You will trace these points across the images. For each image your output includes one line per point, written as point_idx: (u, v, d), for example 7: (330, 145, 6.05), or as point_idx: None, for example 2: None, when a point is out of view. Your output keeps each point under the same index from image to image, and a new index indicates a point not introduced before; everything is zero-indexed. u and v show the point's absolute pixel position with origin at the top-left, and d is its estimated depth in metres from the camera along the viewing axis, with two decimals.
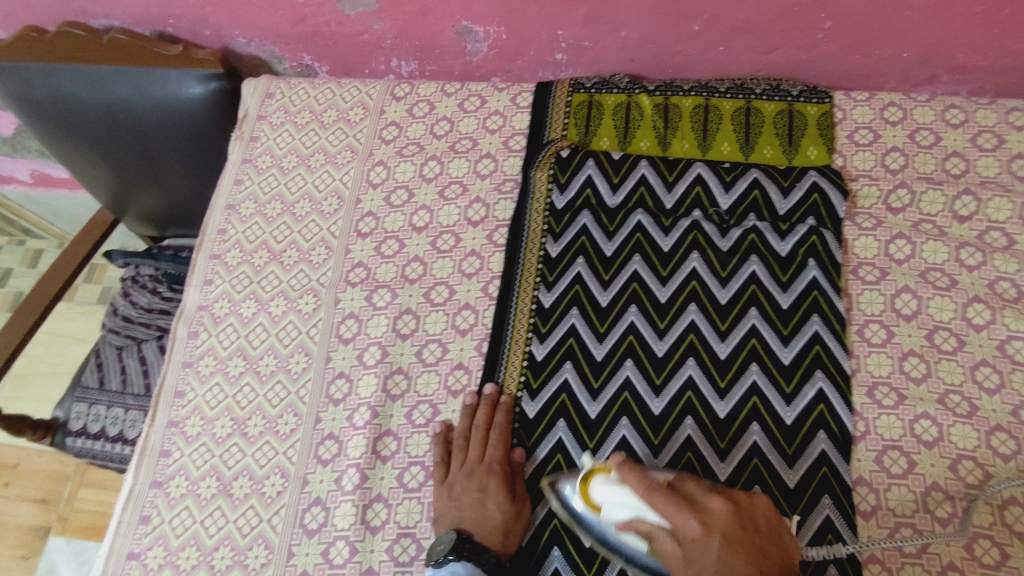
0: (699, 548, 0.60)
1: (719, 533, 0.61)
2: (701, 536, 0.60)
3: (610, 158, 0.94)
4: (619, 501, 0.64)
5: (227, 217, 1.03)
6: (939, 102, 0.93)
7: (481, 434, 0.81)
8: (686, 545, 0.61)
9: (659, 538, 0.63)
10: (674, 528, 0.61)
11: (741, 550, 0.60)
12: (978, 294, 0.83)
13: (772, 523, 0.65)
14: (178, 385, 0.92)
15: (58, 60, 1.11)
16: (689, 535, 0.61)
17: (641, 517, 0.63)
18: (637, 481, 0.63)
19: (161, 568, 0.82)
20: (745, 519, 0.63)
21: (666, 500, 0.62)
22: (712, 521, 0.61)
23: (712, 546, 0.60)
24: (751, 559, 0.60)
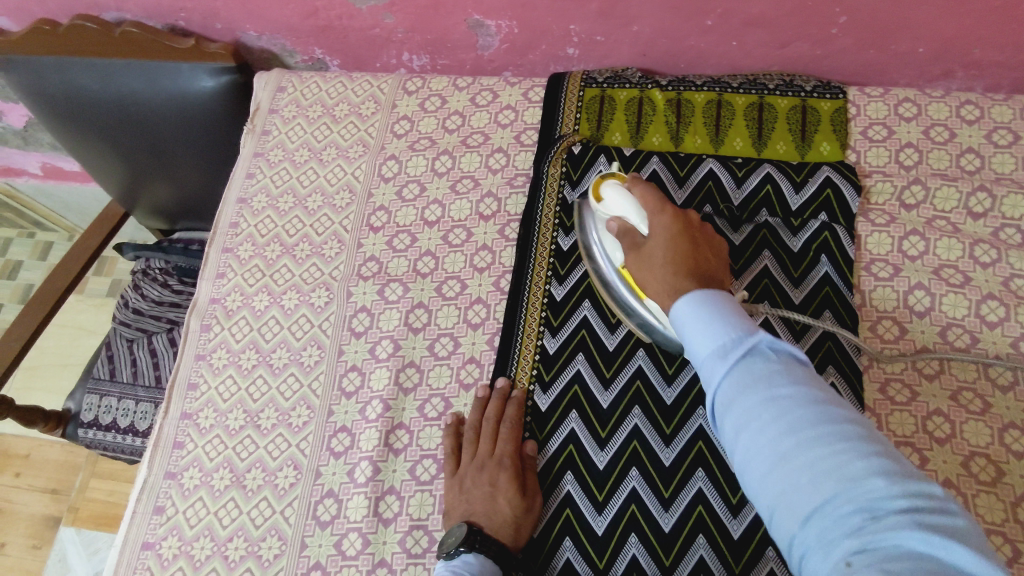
0: (661, 236, 0.69)
1: (684, 231, 0.69)
2: (665, 228, 0.69)
3: (621, 154, 0.95)
4: (617, 200, 0.73)
5: (239, 210, 1.03)
6: (955, 97, 0.93)
7: (493, 425, 0.81)
8: (653, 236, 0.69)
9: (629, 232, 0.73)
10: (649, 223, 0.70)
11: (689, 248, 0.67)
12: (992, 292, 0.83)
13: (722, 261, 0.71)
14: (192, 377, 0.93)
15: (73, 53, 1.12)
16: (658, 226, 0.70)
17: (626, 217, 0.72)
18: (638, 182, 0.74)
19: (175, 558, 0.82)
20: (708, 239, 0.70)
21: (655, 199, 0.71)
22: (684, 220, 0.70)
23: (672, 234, 0.68)
24: (693, 254, 0.67)
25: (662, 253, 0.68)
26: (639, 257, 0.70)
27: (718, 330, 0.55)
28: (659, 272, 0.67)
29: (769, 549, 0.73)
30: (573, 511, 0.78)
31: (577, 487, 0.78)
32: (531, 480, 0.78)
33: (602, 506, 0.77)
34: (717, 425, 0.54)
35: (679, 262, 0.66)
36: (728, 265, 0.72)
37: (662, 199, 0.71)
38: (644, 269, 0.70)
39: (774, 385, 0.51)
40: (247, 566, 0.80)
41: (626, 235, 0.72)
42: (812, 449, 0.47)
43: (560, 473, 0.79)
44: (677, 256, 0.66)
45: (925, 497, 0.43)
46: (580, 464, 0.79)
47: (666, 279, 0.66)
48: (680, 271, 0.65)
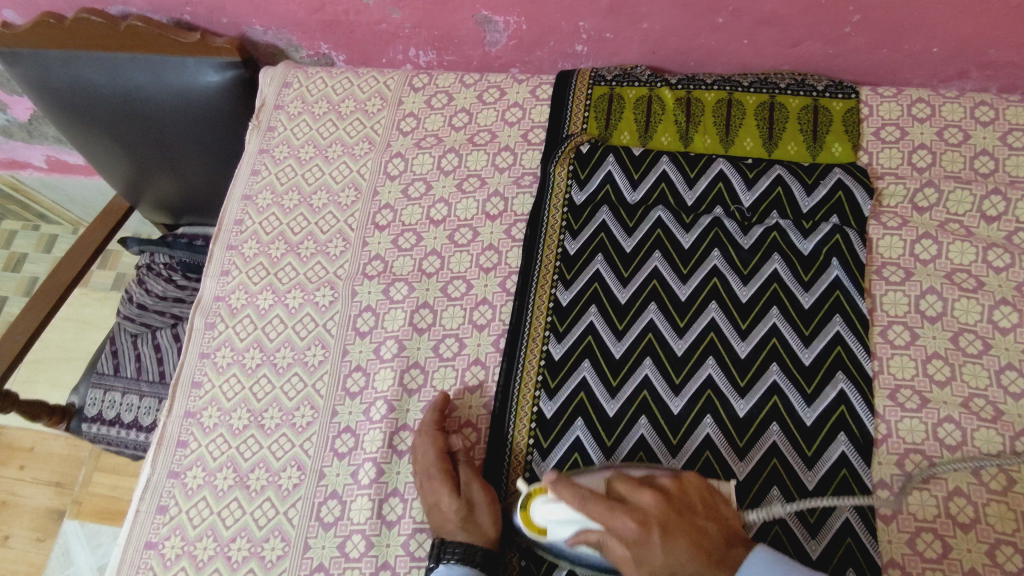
0: (642, 544, 0.61)
1: (660, 526, 0.62)
2: (640, 535, 0.61)
3: (631, 154, 0.93)
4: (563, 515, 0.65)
5: (243, 207, 1.02)
6: (969, 98, 0.91)
7: (413, 447, 0.80)
8: (631, 547, 0.62)
9: (608, 546, 0.64)
10: (616, 534, 0.62)
11: (681, 536, 0.61)
12: (1006, 297, 0.81)
13: (706, 496, 0.66)
14: (196, 376, 0.92)
15: (78, 47, 1.11)
16: (630, 533, 0.62)
17: (587, 530, 0.64)
18: (569, 492, 0.64)
19: (178, 558, 0.82)
20: (677, 502, 0.64)
21: (603, 507, 0.63)
22: (648, 513, 0.63)
23: (653, 539, 0.61)
24: (690, 541, 0.61)
25: (661, 562, 0.61)
26: (638, 567, 0.62)
27: None
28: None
29: None
30: None
31: None
32: (466, 478, 0.77)
33: None
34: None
35: (691, 560, 0.60)
36: (707, 485, 0.68)
37: (608, 502, 0.63)
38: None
39: None
40: (250, 566, 0.80)
41: (601, 544, 0.64)
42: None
43: None
44: (680, 558, 0.60)
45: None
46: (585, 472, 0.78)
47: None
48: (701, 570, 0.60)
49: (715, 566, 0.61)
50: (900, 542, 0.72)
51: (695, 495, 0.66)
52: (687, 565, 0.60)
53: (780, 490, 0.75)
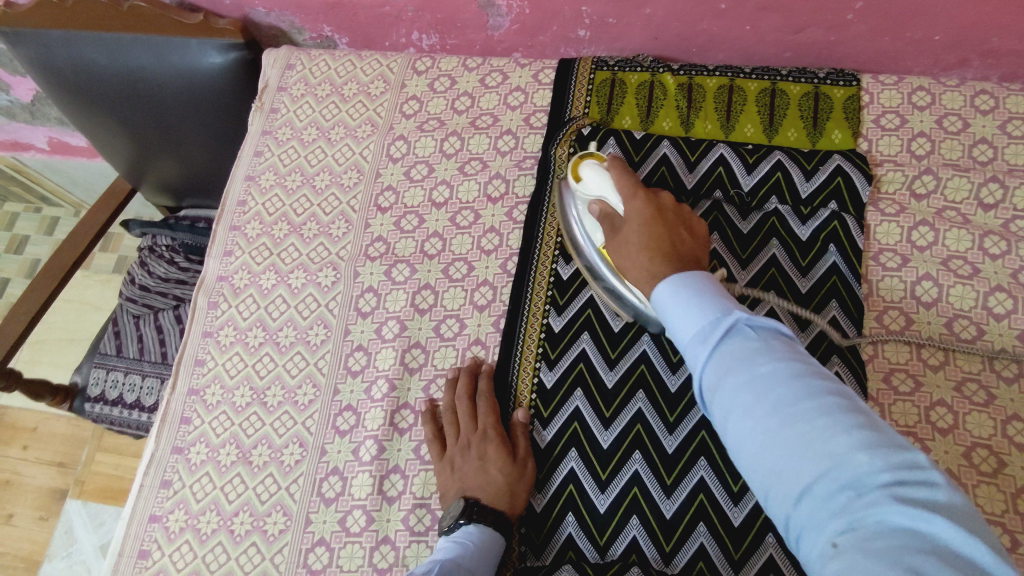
0: (635, 212, 0.71)
1: (657, 210, 0.71)
2: (638, 208, 0.72)
3: (632, 137, 0.94)
4: (596, 183, 0.78)
5: (247, 188, 1.03)
6: (970, 87, 0.92)
7: (467, 403, 0.83)
8: (627, 213, 0.72)
9: (609, 213, 0.75)
10: (624, 202, 0.73)
11: (662, 225, 0.70)
12: (1001, 284, 0.82)
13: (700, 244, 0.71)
14: (199, 354, 0.93)
15: (82, 27, 1.11)
16: (632, 206, 0.72)
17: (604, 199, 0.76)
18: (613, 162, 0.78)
19: (182, 531, 0.83)
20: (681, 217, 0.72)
21: (631, 181, 0.74)
22: (657, 199, 0.72)
23: (645, 213, 0.71)
24: (665, 229, 0.69)
25: (636, 230, 0.70)
26: (615, 235, 0.73)
27: (700, 314, 0.56)
28: (634, 248, 0.69)
29: (769, 535, 0.74)
30: (577, 487, 0.79)
31: (580, 464, 0.80)
32: (519, 445, 0.80)
33: (605, 484, 0.78)
34: (708, 409, 0.54)
35: (653, 240, 0.68)
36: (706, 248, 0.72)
37: (638, 187, 0.74)
38: (620, 249, 0.72)
39: (756, 362, 0.50)
40: (253, 540, 0.81)
41: (603, 213, 0.76)
42: (795, 431, 0.46)
43: (564, 449, 0.80)
44: (648, 234, 0.69)
45: (910, 470, 0.42)
46: (584, 441, 0.80)
47: (640, 251, 0.68)
48: (653, 250, 0.67)
49: (666, 255, 0.66)
50: None
51: (696, 227, 0.72)
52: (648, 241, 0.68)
53: None
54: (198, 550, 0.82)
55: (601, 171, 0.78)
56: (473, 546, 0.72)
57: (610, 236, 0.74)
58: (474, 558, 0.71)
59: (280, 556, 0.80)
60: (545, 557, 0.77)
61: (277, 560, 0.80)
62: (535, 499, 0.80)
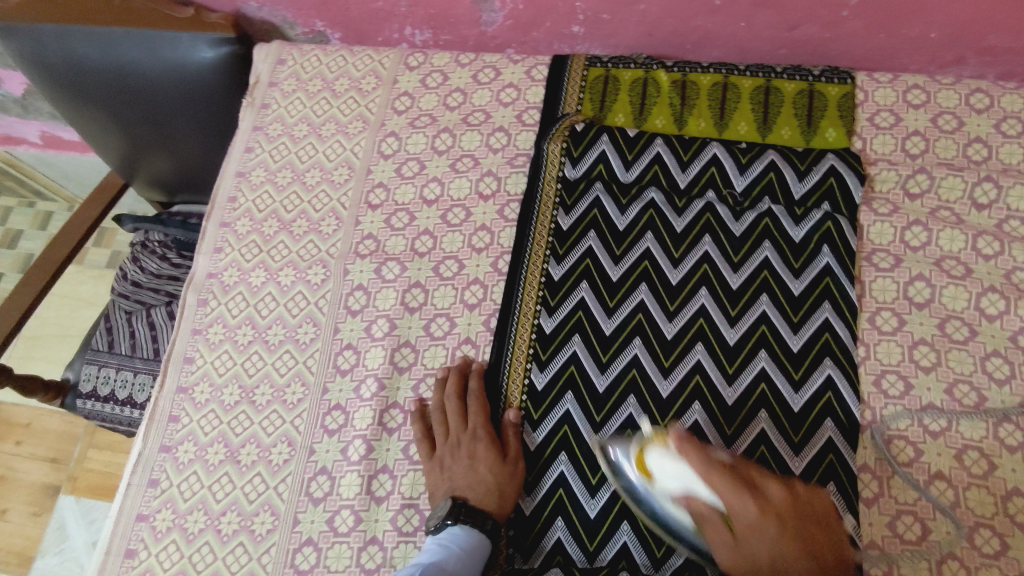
0: (753, 530, 0.61)
1: (779, 519, 0.61)
2: (757, 518, 0.60)
3: (625, 135, 0.93)
4: (679, 472, 0.65)
5: (237, 184, 1.02)
6: (965, 85, 0.91)
7: (456, 403, 0.82)
8: (738, 524, 0.61)
9: (709, 515, 0.64)
10: (728, 509, 0.62)
11: (795, 536, 0.60)
12: (994, 285, 0.82)
13: (832, 522, 0.63)
14: (188, 352, 0.93)
15: (73, 21, 1.10)
16: (746, 520, 0.61)
17: (691, 490, 0.64)
18: (690, 450, 0.63)
19: (169, 530, 0.83)
20: (796, 501, 0.63)
21: (729, 481, 0.61)
22: (770, 504, 0.61)
23: (767, 529, 0.60)
24: (802, 540, 0.60)
25: (766, 553, 0.60)
26: (731, 546, 0.62)
27: None
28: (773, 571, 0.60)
29: None
30: (567, 491, 0.78)
31: (570, 468, 0.79)
32: (510, 444, 0.80)
33: (595, 490, 0.78)
34: None
35: (795, 563, 0.59)
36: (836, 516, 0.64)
37: (741, 481, 0.62)
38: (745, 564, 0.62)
39: None
40: (240, 540, 0.81)
41: (701, 512, 0.64)
42: None
43: (554, 453, 0.80)
44: (786, 556, 0.60)
45: None
46: (575, 446, 0.80)
47: None
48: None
49: None
50: (880, 524, 0.74)
51: (820, 503, 0.64)
52: (787, 560, 0.60)
53: None
54: (186, 550, 0.81)
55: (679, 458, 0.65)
56: (459, 549, 0.72)
57: (719, 546, 0.63)
58: (460, 562, 0.72)
59: (267, 556, 0.79)
60: (534, 561, 0.77)
61: (264, 560, 0.79)
62: (524, 501, 0.79)
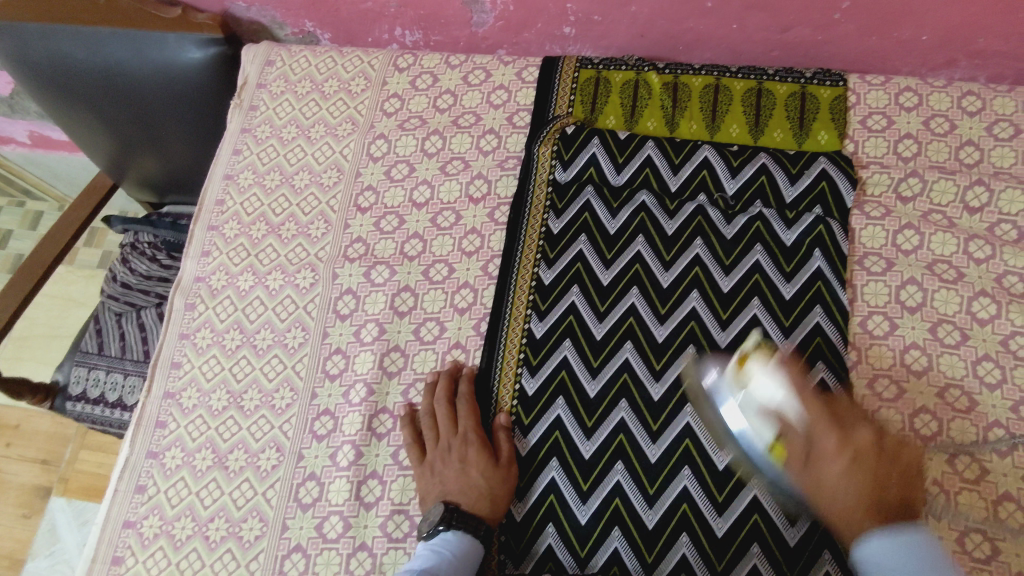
0: (831, 458, 0.66)
1: (860, 459, 0.66)
2: (834, 445, 0.66)
3: (616, 138, 0.93)
4: (773, 390, 0.70)
5: (225, 187, 1.01)
6: (957, 88, 0.91)
7: (446, 407, 0.81)
8: (816, 449, 0.67)
9: (790, 433, 0.68)
10: (812, 436, 0.67)
11: (871, 476, 0.65)
12: (985, 288, 0.81)
13: (910, 479, 0.66)
14: (175, 356, 0.92)
15: (56, 21, 1.09)
16: (827, 448, 0.66)
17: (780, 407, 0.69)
18: (788, 372, 0.70)
19: (157, 537, 0.82)
20: (888, 452, 0.66)
21: (820, 411, 0.68)
22: (851, 443, 0.66)
23: (844, 460, 0.65)
24: (875, 479, 0.65)
25: (833, 479, 0.65)
26: (804, 468, 0.67)
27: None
28: (839, 494, 0.65)
29: (755, 545, 0.74)
30: (558, 497, 0.78)
31: (561, 473, 0.79)
32: (501, 447, 0.79)
33: (586, 496, 0.77)
34: None
35: (858, 493, 0.64)
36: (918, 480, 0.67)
37: (828, 415, 0.68)
38: (814, 486, 0.66)
39: None
40: (228, 546, 0.80)
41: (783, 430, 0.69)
42: None
43: (546, 458, 0.80)
44: (856, 485, 0.64)
45: None
46: (566, 452, 0.79)
47: (842, 508, 0.65)
48: (858, 503, 0.64)
49: (872, 514, 0.63)
50: None
51: (907, 459, 0.67)
52: (851, 489, 0.64)
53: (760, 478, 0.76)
54: (173, 557, 0.81)
55: (779, 379, 0.70)
56: (452, 555, 0.72)
57: (790, 464, 0.68)
58: (452, 568, 0.71)
59: (255, 563, 0.79)
60: (525, 567, 0.77)
61: (252, 566, 0.79)
62: (516, 507, 0.79)
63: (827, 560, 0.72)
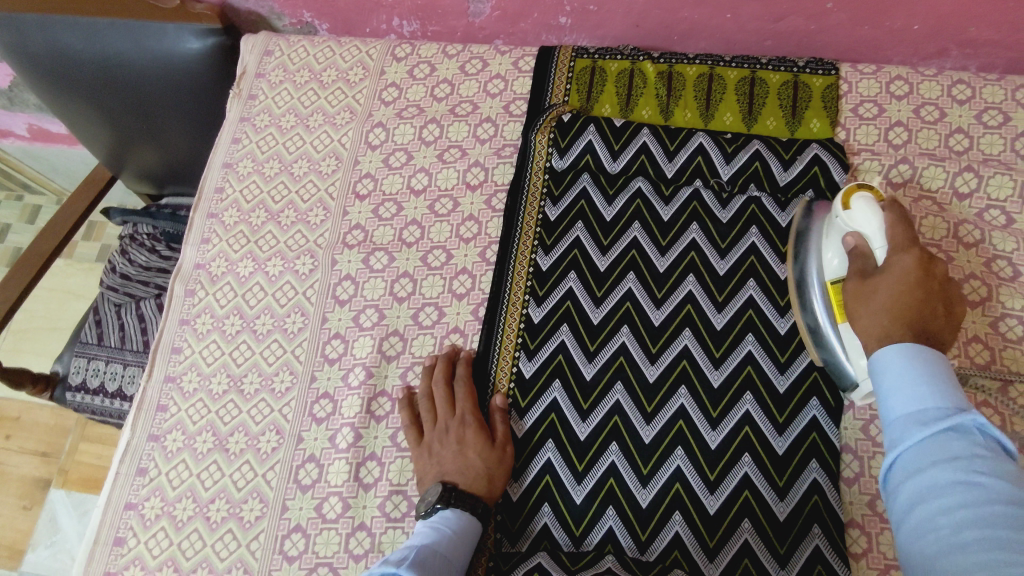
0: (895, 274, 0.64)
1: (922, 284, 0.63)
2: (908, 261, 0.64)
3: (611, 125, 0.94)
4: (869, 218, 0.69)
5: (224, 175, 1.02)
6: (947, 76, 0.92)
7: (444, 389, 0.83)
8: (889, 264, 0.65)
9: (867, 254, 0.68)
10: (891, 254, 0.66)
11: (918, 296, 0.62)
12: (974, 272, 0.83)
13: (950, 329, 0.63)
14: (176, 341, 0.93)
15: (56, 12, 1.09)
16: (895, 267, 0.64)
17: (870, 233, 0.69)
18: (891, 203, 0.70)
19: (158, 518, 0.83)
20: (949, 296, 0.64)
21: (907, 237, 0.66)
22: (926, 269, 0.64)
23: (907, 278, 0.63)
24: (920, 305, 0.62)
25: (887, 286, 0.64)
26: (859, 286, 0.67)
27: (922, 392, 0.53)
28: (879, 298, 0.63)
29: (746, 521, 0.75)
30: (553, 477, 0.79)
31: (557, 453, 0.80)
32: (498, 428, 0.81)
33: (582, 476, 0.79)
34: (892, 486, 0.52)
35: (898, 299, 0.62)
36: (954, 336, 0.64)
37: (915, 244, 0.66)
38: (860, 298, 0.66)
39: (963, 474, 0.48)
40: (229, 527, 0.81)
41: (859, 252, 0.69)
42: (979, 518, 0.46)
43: (542, 440, 0.81)
44: (898, 299, 0.62)
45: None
46: (562, 434, 0.81)
47: (879, 309, 0.63)
48: (892, 311, 0.62)
49: (901, 320, 0.61)
50: (861, 504, 0.75)
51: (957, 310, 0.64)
52: (894, 296, 0.63)
53: (752, 455, 0.77)
54: (175, 537, 0.82)
55: (877, 211, 0.69)
56: (450, 532, 0.72)
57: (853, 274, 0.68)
58: (451, 544, 0.72)
59: (256, 542, 0.80)
60: (520, 546, 0.78)
61: (252, 546, 0.80)
62: (512, 488, 0.80)
63: (817, 535, 0.74)
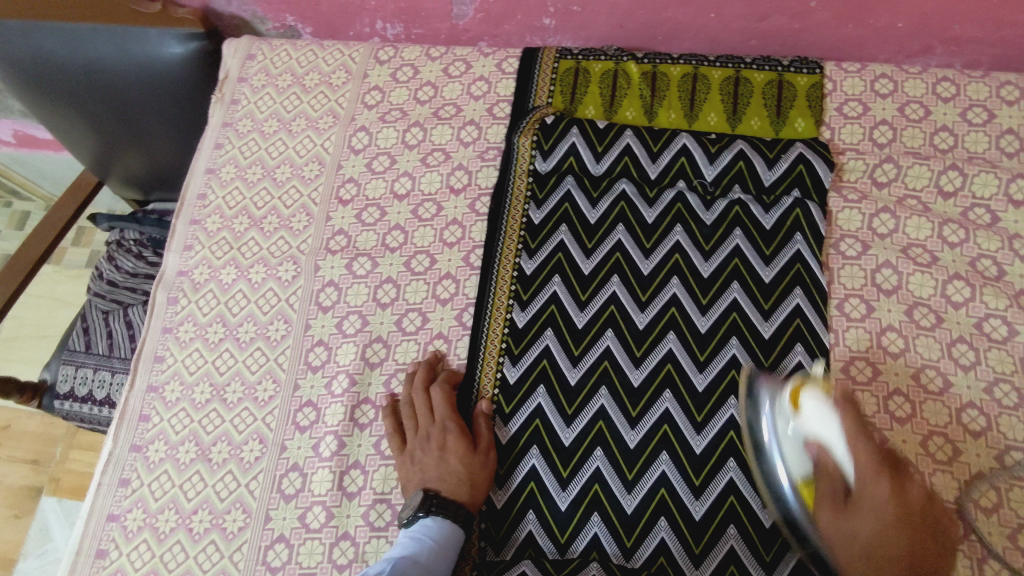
0: (871, 507, 0.62)
1: (902, 514, 0.62)
2: (885, 497, 0.62)
3: (595, 127, 0.93)
4: (826, 424, 0.66)
5: (206, 181, 1.02)
6: (932, 74, 0.92)
7: (423, 396, 0.82)
8: (863, 499, 0.63)
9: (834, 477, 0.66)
10: (861, 483, 0.63)
11: (908, 538, 0.61)
12: (959, 272, 0.82)
13: (949, 552, 0.62)
14: (158, 350, 0.92)
15: (37, 16, 1.08)
16: (871, 500, 0.63)
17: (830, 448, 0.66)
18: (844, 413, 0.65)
19: (141, 530, 0.82)
20: (935, 520, 0.63)
21: (875, 458, 0.63)
22: (906, 502, 0.62)
23: (886, 512, 0.62)
24: (911, 546, 0.61)
25: (869, 527, 0.62)
26: (836, 519, 0.64)
27: None
28: (868, 544, 0.62)
29: (731, 527, 0.75)
30: (537, 484, 0.79)
31: (541, 460, 0.79)
32: (480, 433, 0.80)
33: (566, 483, 0.78)
34: None
35: (888, 540, 0.61)
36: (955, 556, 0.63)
37: (885, 466, 0.63)
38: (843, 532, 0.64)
39: None
40: (212, 538, 0.80)
41: (829, 472, 0.66)
42: None
43: (526, 446, 0.80)
44: (885, 549, 0.61)
45: None
46: (546, 440, 0.80)
47: (872, 555, 0.62)
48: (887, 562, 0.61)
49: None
50: None
51: (948, 531, 0.63)
52: (882, 537, 0.61)
53: (737, 460, 0.77)
54: (157, 549, 0.81)
55: (833, 417, 0.65)
56: (433, 542, 0.72)
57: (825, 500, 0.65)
58: (432, 554, 0.71)
59: (239, 554, 0.79)
60: (505, 554, 0.77)
61: (235, 557, 0.79)
62: (496, 494, 0.80)
63: None
